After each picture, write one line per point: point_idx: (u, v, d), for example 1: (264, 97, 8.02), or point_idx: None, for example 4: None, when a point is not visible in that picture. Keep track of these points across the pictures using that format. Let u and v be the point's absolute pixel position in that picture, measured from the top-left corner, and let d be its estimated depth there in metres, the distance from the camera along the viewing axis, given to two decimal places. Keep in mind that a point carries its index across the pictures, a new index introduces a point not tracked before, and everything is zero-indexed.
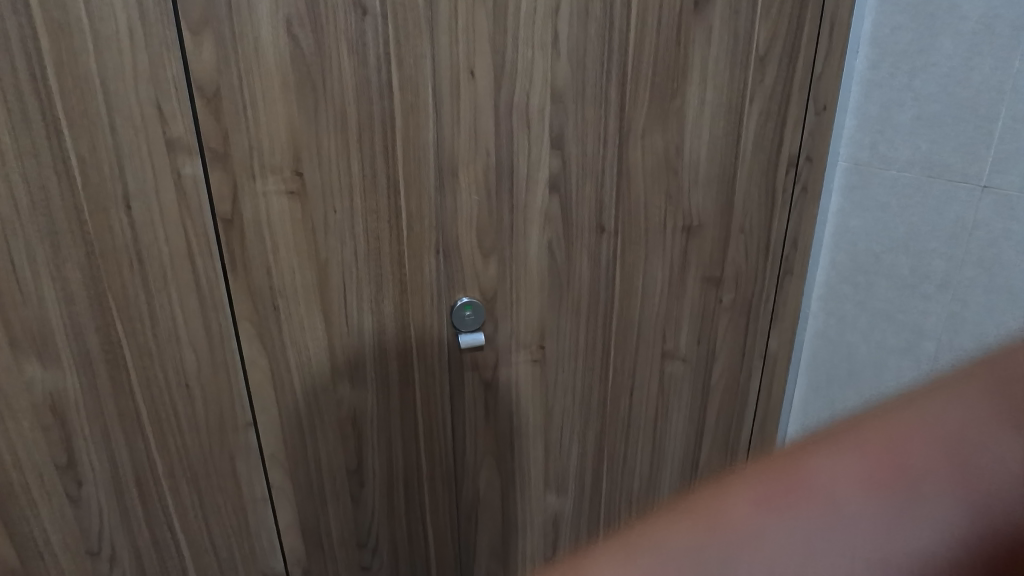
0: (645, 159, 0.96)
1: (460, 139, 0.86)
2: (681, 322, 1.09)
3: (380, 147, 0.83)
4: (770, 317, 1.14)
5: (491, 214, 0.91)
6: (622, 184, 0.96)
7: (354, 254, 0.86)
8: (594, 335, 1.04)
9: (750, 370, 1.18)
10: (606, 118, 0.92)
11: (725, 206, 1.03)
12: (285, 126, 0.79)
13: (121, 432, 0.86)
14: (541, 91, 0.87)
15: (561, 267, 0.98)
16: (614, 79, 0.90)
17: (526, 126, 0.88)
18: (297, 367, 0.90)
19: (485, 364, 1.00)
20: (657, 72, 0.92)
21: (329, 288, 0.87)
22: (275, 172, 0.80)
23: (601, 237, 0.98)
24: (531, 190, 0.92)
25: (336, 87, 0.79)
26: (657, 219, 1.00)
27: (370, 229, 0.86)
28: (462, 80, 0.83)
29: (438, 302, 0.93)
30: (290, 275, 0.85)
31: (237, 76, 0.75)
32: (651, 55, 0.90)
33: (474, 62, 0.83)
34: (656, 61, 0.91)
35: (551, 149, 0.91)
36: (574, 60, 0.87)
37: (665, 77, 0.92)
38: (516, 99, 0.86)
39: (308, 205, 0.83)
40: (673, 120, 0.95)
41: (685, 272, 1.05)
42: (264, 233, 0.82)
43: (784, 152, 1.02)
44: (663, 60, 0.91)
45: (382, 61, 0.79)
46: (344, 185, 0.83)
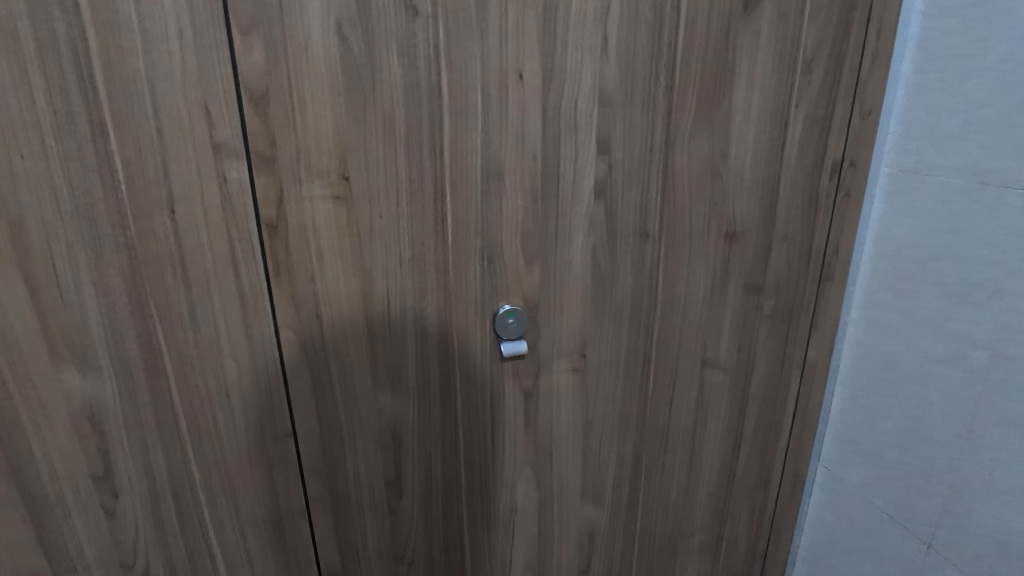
0: (691, 165, 0.94)
1: (508, 143, 0.84)
2: (722, 330, 1.07)
3: (428, 151, 0.81)
4: (810, 324, 1.13)
5: (537, 220, 0.90)
6: (668, 191, 0.95)
7: (398, 260, 0.85)
8: (635, 343, 1.02)
9: (788, 379, 1.16)
10: (653, 123, 0.90)
11: (768, 212, 1.02)
12: (333, 130, 0.77)
13: (159, 442, 0.84)
14: (589, 94, 0.86)
15: (604, 274, 0.96)
16: (662, 82, 0.88)
17: (574, 130, 0.87)
18: (338, 375, 0.88)
19: (526, 373, 0.98)
20: (705, 77, 0.90)
21: (373, 295, 0.85)
22: (321, 177, 0.78)
23: (645, 244, 0.96)
24: (577, 196, 0.90)
25: (386, 90, 0.77)
26: (700, 226, 0.98)
27: (416, 235, 0.84)
28: (511, 82, 0.82)
29: (481, 309, 0.91)
30: (334, 282, 0.83)
31: (285, 78, 0.74)
32: (699, 59, 0.89)
33: (523, 64, 0.81)
34: (704, 64, 0.89)
35: (597, 154, 0.89)
36: (623, 64, 0.86)
37: (712, 82, 0.91)
38: (564, 103, 0.85)
39: (354, 210, 0.81)
40: (719, 126, 0.94)
41: (727, 281, 1.04)
42: (309, 239, 0.80)
43: (828, 158, 1.01)
44: (711, 65, 0.90)
45: (431, 63, 0.78)
46: (391, 190, 0.81)
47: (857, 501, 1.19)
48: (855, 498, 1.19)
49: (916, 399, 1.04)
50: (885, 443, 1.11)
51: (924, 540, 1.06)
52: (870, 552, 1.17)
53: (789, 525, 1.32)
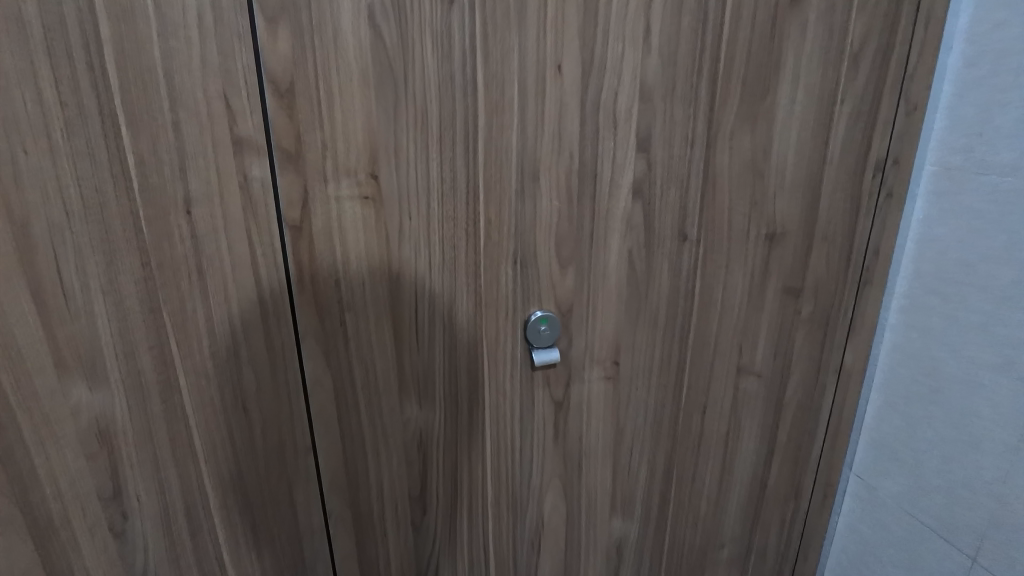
0: (732, 164, 0.90)
1: (545, 140, 0.79)
2: (759, 336, 1.03)
3: (461, 148, 0.76)
4: (847, 329, 1.08)
5: (572, 221, 0.85)
6: (708, 190, 0.90)
7: (428, 263, 0.80)
8: (670, 351, 0.98)
9: (823, 385, 1.12)
10: (695, 119, 0.86)
11: (809, 213, 0.97)
12: (362, 125, 0.72)
13: (174, 462, 0.77)
14: (630, 88, 0.81)
15: (640, 278, 0.91)
16: (706, 76, 0.84)
17: (613, 126, 0.82)
18: (362, 387, 0.83)
19: (557, 382, 0.93)
20: (750, 70, 0.86)
21: (401, 301, 0.80)
22: (349, 175, 0.73)
23: (682, 246, 0.92)
24: (614, 196, 0.85)
25: (418, 84, 0.72)
26: (739, 228, 0.94)
27: (447, 238, 0.79)
28: (550, 75, 0.77)
29: (513, 315, 0.86)
30: (360, 287, 0.78)
31: (312, 69, 0.68)
32: (743, 52, 0.84)
33: (563, 56, 0.76)
34: (749, 58, 0.85)
35: (636, 151, 0.84)
36: (666, 56, 0.81)
37: (757, 76, 0.86)
38: (604, 97, 0.80)
39: (383, 211, 0.76)
40: (761, 123, 0.89)
41: (765, 285, 1.00)
42: (335, 242, 0.75)
43: (871, 156, 0.97)
44: (756, 58, 0.85)
45: (467, 54, 0.73)
46: (422, 190, 0.76)
47: (893, 511, 1.15)
48: (891, 508, 1.15)
49: (961, 406, 1.00)
50: (926, 452, 1.07)
51: (967, 553, 1.03)
52: (906, 564, 1.13)
53: (819, 535, 1.28)
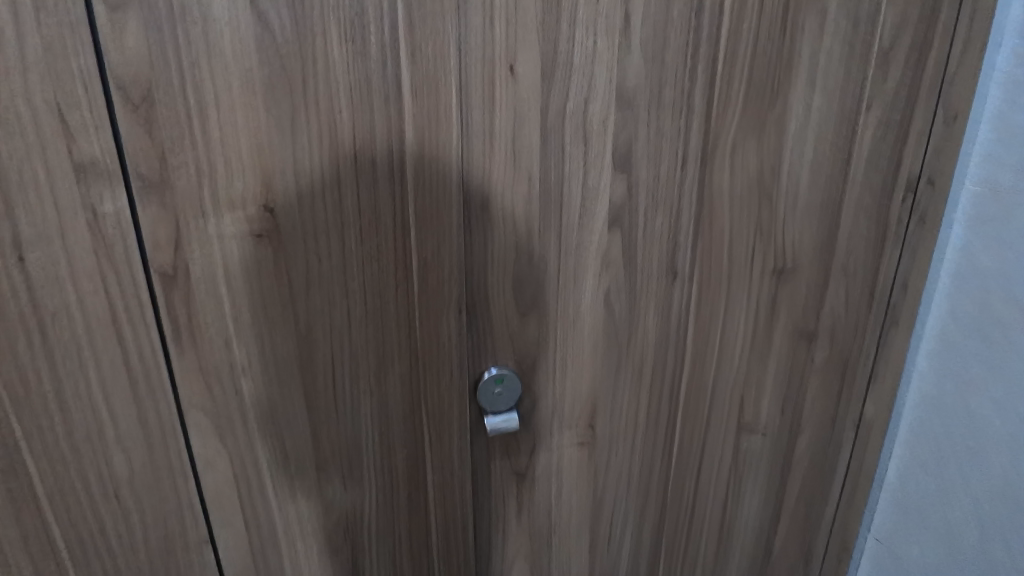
0: (734, 186, 0.73)
1: (496, 160, 0.62)
2: (763, 387, 0.87)
3: (384, 171, 0.59)
4: (868, 375, 0.92)
5: (533, 259, 0.68)
6: (704, 218, 0.73)
7: (345, 316, 0.63)
8: (656, 407, 0.82)
9: (839, 440, 0.95)
10: (688, 131, 0.69)
11: (826, 243, 0.81)
12: (249, 144, 0.55)
13: (26, 561, 0.62)
14: (604, 94, 0.64)
15: (621, 323, 0.75)
16: (701, 78, 0.67)
17: (583, 141, 0.65)
18: (269, 466, 0.67)
19: (519, 450, 0.77)
20: (755, 70, 0.69)
21: (314, 364, 0.64)
22: (234, 209, 0.56)
23: (672, 285, 0.76)
24: (587, 227, 0.69)
25: (322, 88, 0.55)
26: (742, 263, 0.78)
27: (371, 284, 0.62)
28: (499, 77, 0.60)
29: (461, 375, 0.70)
30: (259, 347, 0.62)
31: (176, 71, 0.51)
32: (748, 48, 0.67)
33: (517, 52, 0.59)
34: (755, 55, 0.68)
35: (613, 172, 0.67)
36: (650, 53, 0.64)
37: (764, 77, 0.69)
38: (571, 104, 0.63)
39: (284, 252, 0.59)
40: (769, 135, 0.72)
41: (772, 328, 0.83)
42: (222, 292, 0.59)
43: (902, 175, 0.80)
44: (764, 55, 0.68)
45: (387, 50, 0.55)
46: (334, 225, 0.59)
47: None
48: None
49: (1005, 473, 0.84)
50: (960, 521, 0.91)
51: None
52: None
53: None
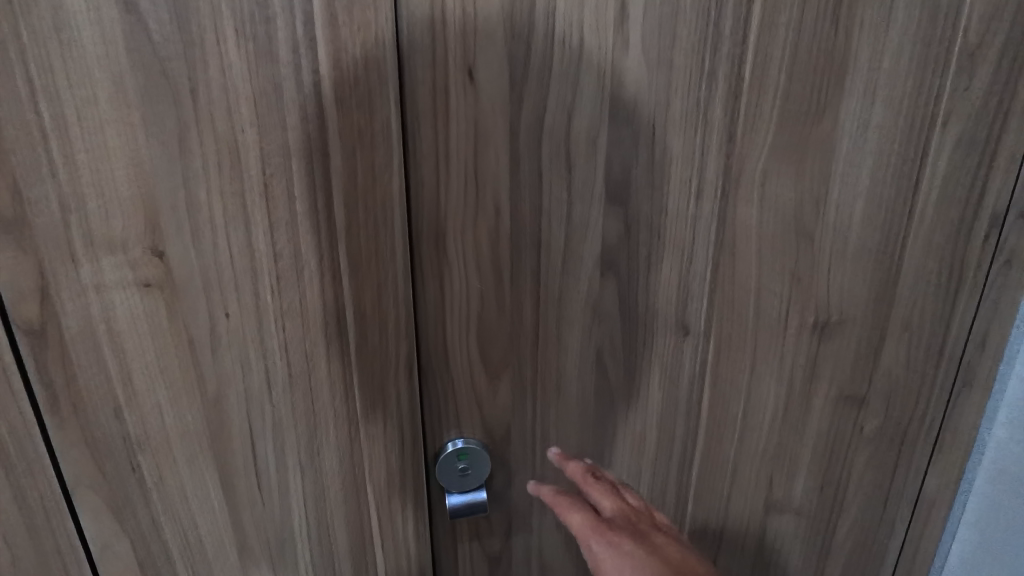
0: (762, 223, 0.59)
1: (450, 191, 0.50)
2: (796, 460, 0.72)
3: (304, 207, 0.46)
4: (930, 449, 0.75)
5: (504, 311, 0.56)
6: (723, 260, 0.60)
7: (264, 382, 0.51)
8: (663, 482, 0.69)
9: (892, 522, 0.78)
10: (702, 154, 0.55)
11: (881, 292, 0.65)
12: (126, 172, 0.43)
13: None
14: (592, 107, 0.51)
15: (616, 385, 0.62)
16: (720, 87, 0.53)
17: (567, 167, 0.53)
18: (180, 554, 0.55)
19: (491, 532, 0.64)
20: (792, 78, 0.54)
21: (228, 437, 0.52)
22: (113, 252, 0.45)
23: (683, 342, 0.62)
24: (573, 273, 0.56)
25: (216, 101, 0.42)
26: (771, 315, 0.63)
27: (294, 344, 0.50)
28: (453, 87, 0.47)
29: (413, 450, 0.57)
30: (158, 417, 0.50)
31: (23, 79, 0.40)
32: (783, 48, 0.53)
33: (476, 54, 0.47)
34: (792, 57, 0.54)
35: (606, 205, 0.55)
36: (653, 56, 0.51)
37: (803, 87, 0.55)
38: (548, 120, 0.50)
39: (179, 305, 0.47)
40: (809, 159, 0.58)
41: (809, 393, 0.69)
42: (106, 352, 0.47)
43: (985, 208, 0.63)
44: (804, 58, 0.54)
45: (302, 51, 0.42)
46: (242, 272, 0.47)
47: None
48: None
49: None
50: None
51: None
52: None
53: None
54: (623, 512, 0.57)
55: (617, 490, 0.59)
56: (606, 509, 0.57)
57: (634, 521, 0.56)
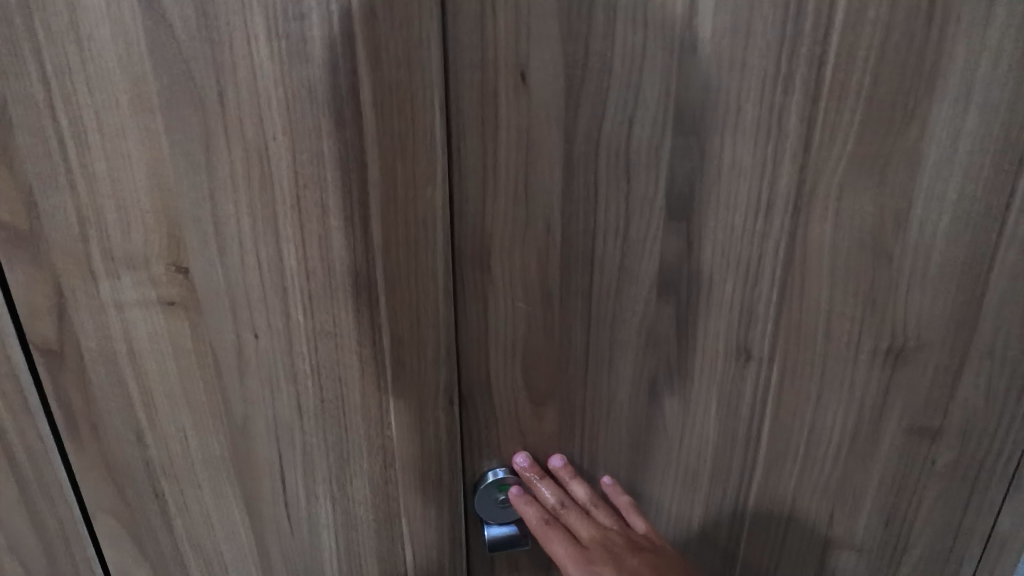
0: (837, 241, 0.54)
1: (501, 204, 0.47)
2: (862, 493, 0.66)
3: (339, 221, 0.42)
4: (1007, 488, 0.68)
5: (552, 334, 0.52)
6: (793, 279, 0.54)
7: (295, 409, 0.47)
8: (715, 514, 0.64)
9: (963, 565, 0.72)
10: (775, 164, 0.50)
11: (965, 317, 0.59)
12: (147, 182, 0.39)
13: None
14: (654, 113, 0.47)
15: (670, 411, 0.58)
16: (797, 90, 0.48)
17: (626, 178, 0.48)
18: None
19: (529, 566, 0.60)
20: (878, 80, 0.49)
21: (255, 464, 0.48)
22: (133, 268, 0.41)
23: (744, 367, 0.57)
24: (626, 292, 0.52)
25: (244, 106, 0.38)
26: (841, 339, 0.58)
27: (327, 367, 0.46)
28: (504, 89, 0.44)
29: (447, 481, 0.52)
30: (180, 442, 0.47)
31: (39, 82, 0.36)
32: (871, 47, 0.47)
33: (529, 54, 0.43)
34: (879, 56, 0.48)
35: (666, 219, 0.50)
36: (723, 55, 0.46)
37: (891, 90, 0.49)
38: (606, 128, 0.47)
39: (203, 325, 0.43)
40: (893, 171, 0.52)
41: (879, 423, 0.63)
42: (125, 373, 0.44)
43: None
44: (893, 58, 0.48)
45: (338, 49, 0.38)
46: (269, 291, 0.43)
47: None
48: None
49: None
50: None
51: None
52: None
53: None
54: (599, 531, 0.55)
55: (590, 510, 0.56)
56: (582, 532, 0.55)
57: (608, 539, 0.54)
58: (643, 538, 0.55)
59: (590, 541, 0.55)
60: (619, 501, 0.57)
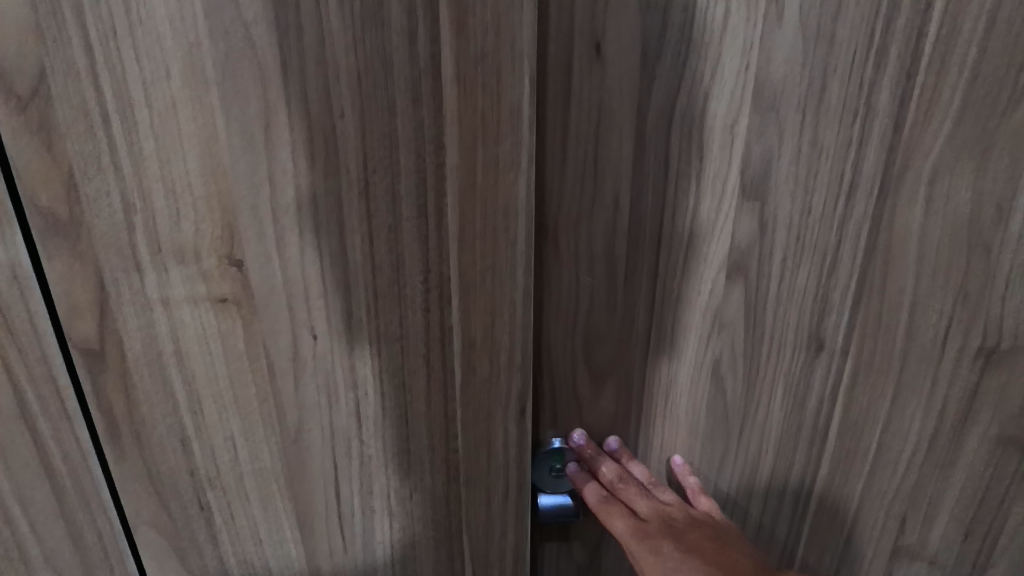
0: (926, 227, 0.46)
1: (563, 182, 0.44)
2: (942, 512, 0.57)
3: (411, 211, 0.36)
4: None
5: (611, 315, 0.48)
6: (874, 267, 0.47)
7: (353, 418, 0.41)
8: (770, 518, 0.57)
9: None
10: (861, 145, 0.43)
11: None
12: (199, 165, 0.35)
13: None
14: (733, 86, 0.41)
15: (732, 412, 0.52)
16: (891, 64, 0.41)
17: (699, 157, 0.43)
18: None
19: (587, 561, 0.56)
20: (985, 53, 0.41)
21: (308, 479, 0.43)
22: (182, 260, 0.37)
23: (814, 359, 0.50)
24: (693, 273, 0.47)
25: (307, 80, 0.33)
26: (923, 338, 0.50)
27: (388, 374, 0.40)
28: (578, 61, 0.40)
29: (512, 499, 0.46)
30: (227, 453, 0.42)
31: (81, 49, 0.32)
32: (981, 13, 0.40)
33: (606, 25, 0.40)
34: (990, 23, 0.40)
35: (740, 199, 0.44)
36: (812, 23, 0.40)
37: (998, 65, 0.42)
38: (681, 100, 0.42)
39: (254, 324, 0.38)
40: (996, 154, 0.44)
41: (962, 429, 0.54)
42: (170, 377, 0.40)
43: None
44: (1005, 28, 0.40)
45: (417, 13, 0.33)
46: (329, 286, 0.38)
47: None
48: None
49: None
50: None
51: None
52: None
53: None
54: (659, 509, 0.51)
55: (649, 487, 0.52)
56: (641, 509, 0.51)
57: (669, 515, 0.51)
58: (705, 518, 0.52)
59: (650, 517, 0.51)
60: (687, 483, 0.53)
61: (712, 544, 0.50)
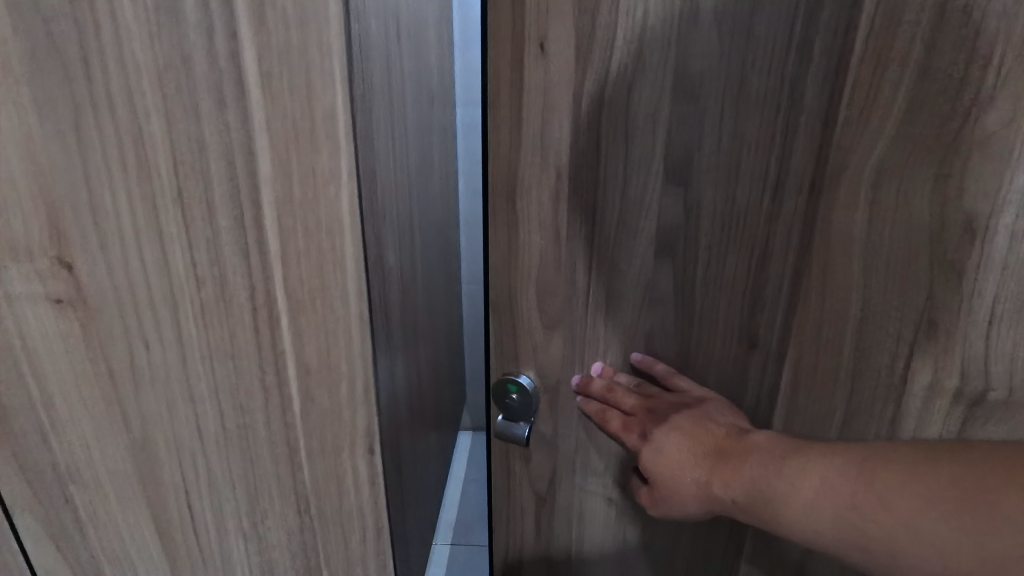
0: (876, 242, 0.36)
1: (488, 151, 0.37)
2: None
3: (229, 224, 0.34)
4: None
5: (499, 302, 0.41)
6: (808, 289, 0.38)
7: (195, 430, 0.40)
8: None
9: None
10: (787, 142, 0.34)
11: None
12: (21, 164, 0.34)
13: None
14: (654, 64, 0.34)
15: None
16: (817, 51, 0.32)
17: (624, 126, 0.35)
18: None
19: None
20: (939, 39, 0.31)
21: (160, 485, 0.42)
22: (18, 258, 0.36)
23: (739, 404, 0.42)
24: (617, 256, 0.38)
25: (111, 81, 0.32)
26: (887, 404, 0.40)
27: (223, 391, 0.38)
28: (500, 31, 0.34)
29: (372, 540, 0.43)
30: (83, 449, 0.42)
31: None
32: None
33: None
34: (943, 3, 0.30)
35: (664, 186, 0.36)
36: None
37: (954, 59, 0.31)
38: (616, 74, 0.34)
39: (92, 326, 0.38)
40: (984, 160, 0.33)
41: None
42: (22, 371, 0.39)
43: None
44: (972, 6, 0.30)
45: (213, 7, 0.30)
46: (155, 296, 0.36)
47: None
48: None
49: None
50: None
51: None
52: None
53: None
54: (647, 404, 0.40)
55: (637, 386, 0.41)
56: (628, 407, 0.40)
57: (657, 406, 0.39)
58: (691, 397, 0.39)
59: (639, 411, 0.40)
60: (660, 370, 0.40)
61: (695, 415, 0.38)
